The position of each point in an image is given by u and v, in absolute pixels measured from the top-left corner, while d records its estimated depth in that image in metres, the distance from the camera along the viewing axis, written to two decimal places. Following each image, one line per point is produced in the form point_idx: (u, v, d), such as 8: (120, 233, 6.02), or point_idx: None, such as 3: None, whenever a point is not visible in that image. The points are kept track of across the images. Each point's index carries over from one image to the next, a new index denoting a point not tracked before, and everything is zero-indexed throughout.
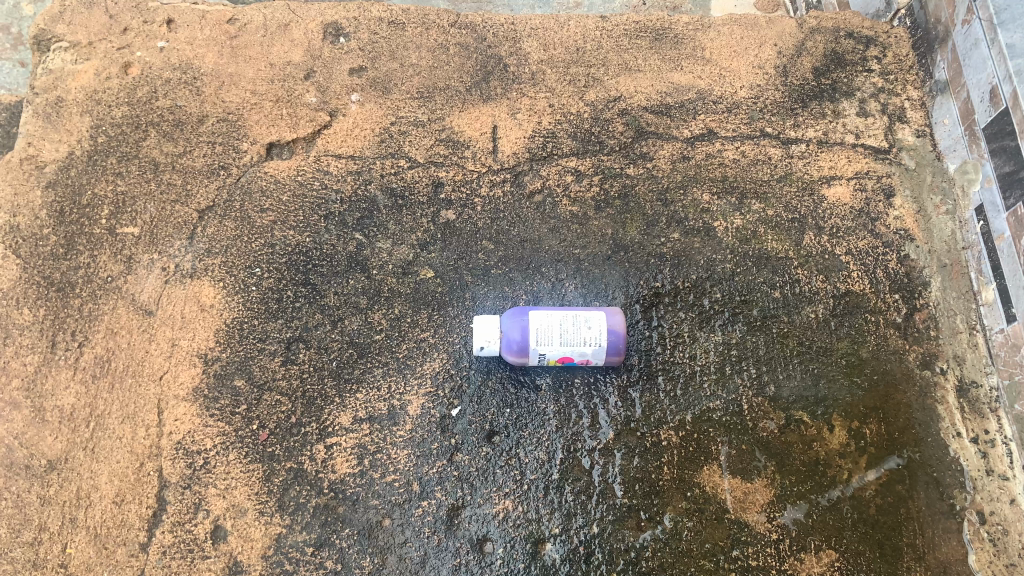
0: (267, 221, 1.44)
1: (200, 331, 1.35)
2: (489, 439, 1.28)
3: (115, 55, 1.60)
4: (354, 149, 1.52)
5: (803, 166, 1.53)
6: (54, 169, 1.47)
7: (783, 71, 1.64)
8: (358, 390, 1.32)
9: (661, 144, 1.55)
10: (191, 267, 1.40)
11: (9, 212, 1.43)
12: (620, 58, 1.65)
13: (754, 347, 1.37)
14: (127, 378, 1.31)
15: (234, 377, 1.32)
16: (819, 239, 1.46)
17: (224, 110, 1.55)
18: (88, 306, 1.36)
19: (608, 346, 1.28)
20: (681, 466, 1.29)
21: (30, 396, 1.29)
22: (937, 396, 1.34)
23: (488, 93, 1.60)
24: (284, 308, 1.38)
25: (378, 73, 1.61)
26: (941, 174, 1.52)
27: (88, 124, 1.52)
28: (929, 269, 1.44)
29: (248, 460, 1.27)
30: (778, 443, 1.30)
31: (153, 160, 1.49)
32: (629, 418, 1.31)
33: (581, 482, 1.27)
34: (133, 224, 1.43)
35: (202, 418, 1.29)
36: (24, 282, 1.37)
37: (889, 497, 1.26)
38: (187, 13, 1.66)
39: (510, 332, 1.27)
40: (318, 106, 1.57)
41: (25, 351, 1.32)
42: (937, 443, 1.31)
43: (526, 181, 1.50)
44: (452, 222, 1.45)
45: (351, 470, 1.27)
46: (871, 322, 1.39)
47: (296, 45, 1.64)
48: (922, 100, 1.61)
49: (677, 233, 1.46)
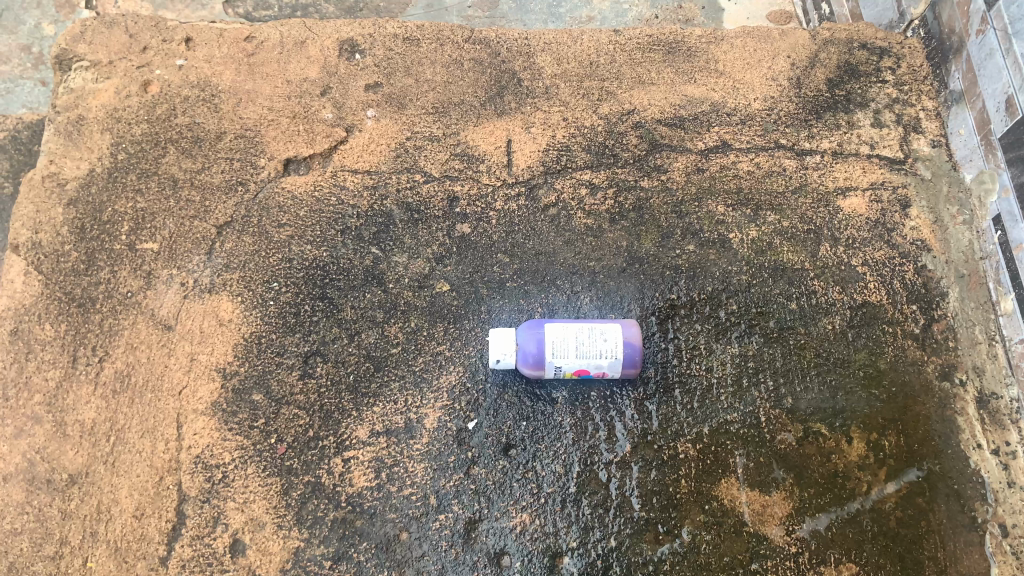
0: (285, 236, 1.46)
1: (219, 346, 1.36)
2: (506, 452, 1.28)
3: (135, 74, 1.62)
4: (369, 164, 1.54)
5: (818, 178, 1.53)
6: (75, 186, 1.50)
7: (796, 83, 1.65)
8: (375, 403, 1.32)
9: (675, 157, 1.55)
10: (210, 282, 1.41)
11: (31, 229, 1.45)
12: (633, 71, 1.66)
13: (771, 359, 1.36)
14: (147, 393, 1.32)
15: (252, 391, 1.33)
16: (834, 250, 1.46)
17: (242, 127, 1.57)
18: (108, 321, 1.38)
19: (624, 359, 1.28)
20: (699, 479, 1.28)
21: (51, 410, 1.31)
22: (957, 408, 1.33)
23: (502, 108, 1.61)
24: (302, 322, 1.39)
25: (393, 89, 1.63)
26: (957, 184, 1.52)
27: (108, 142, 1.54)
28: (946, 280, 1.43)
29: (267, 474, 1.28)
30: (797, 456, 1.29)
31: (172, 177, 1.51)
32: (646, 431, 1.31)
33: (598, 495, 1.27)
34: (152, 240, 1.45)
35: (221, 432, 1.30)
36: (46, 298, 1.39)
37: (909, 510, 1.25)
38: (205, 31, 1.69)
39: (526, 345, 1.27)
40: (334, 122, 1.58)
41: (47, 366, 1.34)
42: (957, 455, 1.29)
43: (541, 195, 1.51)
44: (467, 235, 1.46)
45: (368, 484, 1.27)
46: (889, 333, 1.38)
47: (313, 62, 1.66)
48: (937, 111, 1.61)
49: (692, 245, 1.46)
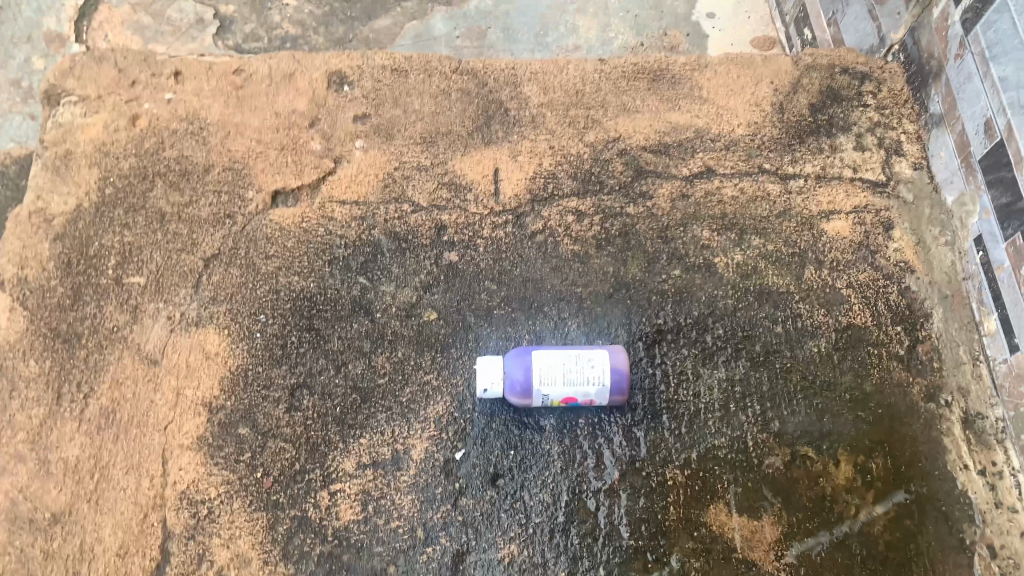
0: (272, 268, 1.46)
1: (205, 380, 1.36)
2: (493, 482, 1.28)
3: (123, 108, 1.64)
4: (358, 195, 1.54)
5: (802, 202, 1.54)
6: (62, 221, 1.50)
7: (779, 108, 1.67)
8: (362, 435, 1.32)
9: (661, 183, 1.57)
10: (197, 316, 1.42)
11: (17, 265, 1.45)
12: (619, 99, 1.68)
13: (757, 384, 1.36)
14: (133, 429, 1.32)
15: (239, 425, 1.33)
16: (819, 273, 1.46)
17: (230, 160, 1.58)
18: (94, 356, 1.38)
19: (611, 386, 1.28)
20: (687, 505, 1.28)
21: (36, 448, 1.30)
22: (943, 429, 1.33)
23: (489, 137, 1.63)
24: (289, 354, 1.38)
25: (381, 120, 1.64)
26: (939, 207, 1.53)
27: (96, 176, 1.55)
28: (931, 301, 1.44)
29: (253, 509, 1.27)
30: (785, 480, 1.29)
31: (159, 211, 1.52)
32: (634, 458, 1.31)
33: (587, 524, 1.26)
34: (139, 273, 1.45)
35: (207, 467, 1.30)
36: (31, 334, 1.39)
37: (898, 532, 1.25)
38: (194, 64, 1.71)
39: (513, 373, 1.28)
40: (322, 154, 1.60)
41: (31, 403, 1.34)
42: (945, 476, 1.29)
43: (528, 222, 1.52)
44: (454, 264, 1.47)
45: (355, 517, 1.26)
46: (875, 355, 1.39)
47: (301, 94, 1.68)
48: (918, 134, 1.63)
49: (678, 270, 1.46)
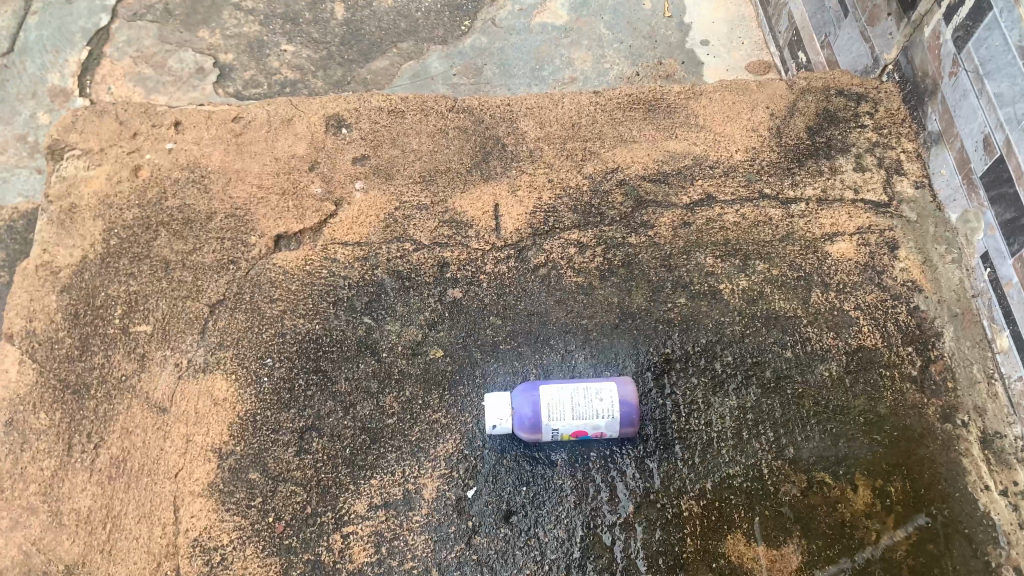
0: (277, 311, 1.46)
1: (214, 426, 1.35)
2: (507, 519, 1.26)
3: (126, 160, 1.66)
4: (360, 236, 1.55)
5: (804, 225, 1.54)
6: (69, 273, 1.51)
7: (777, 132, 1.68)
8: (373, 476, 1.31)
9: (661, 212, 1.57)
10: (203, 362, 1.41)
11: (25, 318, 1.46)
12: (615, 130, 1.70)
13: (769, 410, 1.35)
14: (144, 477, 1.31)
15: (248, 470, 1.32)
16: (826, 296, 1.46)
17: (232, 206, 1.59)
18: (102, 406, 1.37)
19: (621, 418, 1.27)
20: (704, 536, 1.26)
21: (47, 500, 1.30)
22: (961, 449, 1.31)
23: (488, 173, 1.64)
24: (296, 398, 1.38)
25: (380, 161, 1.66)
26: (943, 225, 1.53)
27: (101, 227, 1.56)
28: (940, 320, 1.43)
29: (266, 554, 1.26)
30: (802, 507, 1.27)
31: (163, 259, 1.52)
32: (648, 490, 1.29)
33: (604, 559, 1.25)
34: (145, 322, 1.45)
35: (218, 514, 1.28)
36: (40, 387, 1.39)
37: (921, 557, 1.23)
38: (194, 114, 1.73)
39: (521, 408, 1.27)
40: (323, 197, 1.60)
41: (42, 456, 1.33)
42: (966, 498, 1.27)
43: (531, 256, 1.52)
44: (459, 300, 1.47)
45: (368, 560, 1.25)
46: (886, 377, 1.37)
47: (300, 138, 1.69)
48: (918, 152, 1.63)
49: (684, 298, 1.46)
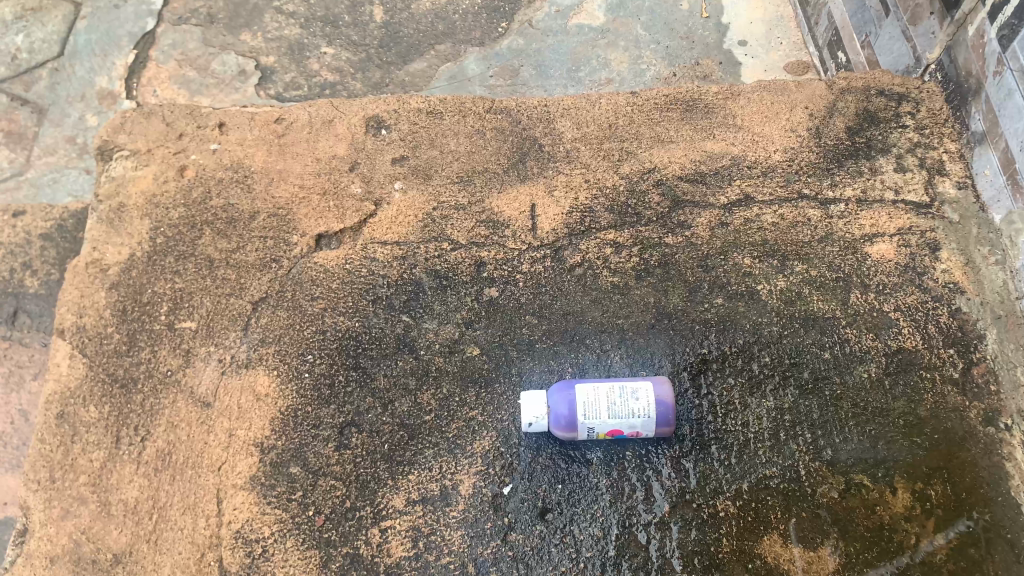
0: (318, 309, 1.49)
1: (256, 421, 1.38)
2: (543, 517, 1.28)
3: (172, 160, 1.70)
4: (398, 235, 1.57)
5: (843, 226, 1.53)
6: (117, 270, 1.56)
7: (816, 132, 1.66)
8: (410, 471, 1.33)
9: (698, 212, 1.57)
10: (246, 358, 1.45)
11: (76, 313, 1.51)
12: (652, 131, 1.70)
13: (807, 412, 1.34)
14: (188, 470, 1.35)
15: (290, 464, 1.35)
16: (865, 297, 1.44)
17: (275, 205, 1.63)
18: (149, 400, 1.41)
19: (657, 417, 1.27)
20: (740, 537, 1.26)
21: (96, 490, 1.34)
22: (1005, 453, 1.29)
23: (525, 174, 1.65)
24: (336, 393, 1.40)
25: (419, 161, 1.68)
26: (986, 226, 1.50)
27: (148, 226, 1.61)
28: (983, 322, 1.40)
29: (305, 547, 1.28)
30: (840, 509, 1.26)
31: (208, 257, 1.56)
32: (684, 490, 1.29)
33: (639, 558, 1.25)
34: (190, 318, 1.49)
35: (260, 507, 1.31)
36: (90, 380, 1.44)
37: (962, 561, 1.21)
38: (237, 116, 1.77)
39: (558, 407, 1.27)
40: (363, 196, 1.63)
41: (91, 448, 1.38)
42: (1009, 503, 1.25)
43: (567, 256, 1.53)
44: (495, 299, 1.48)
45: (406, 554, 1.27)
46: (927, 379, 1.36)
47: (341, 139, 1.73)
48: (961, 152, 1.61)
49: (721, 298, 1.46)
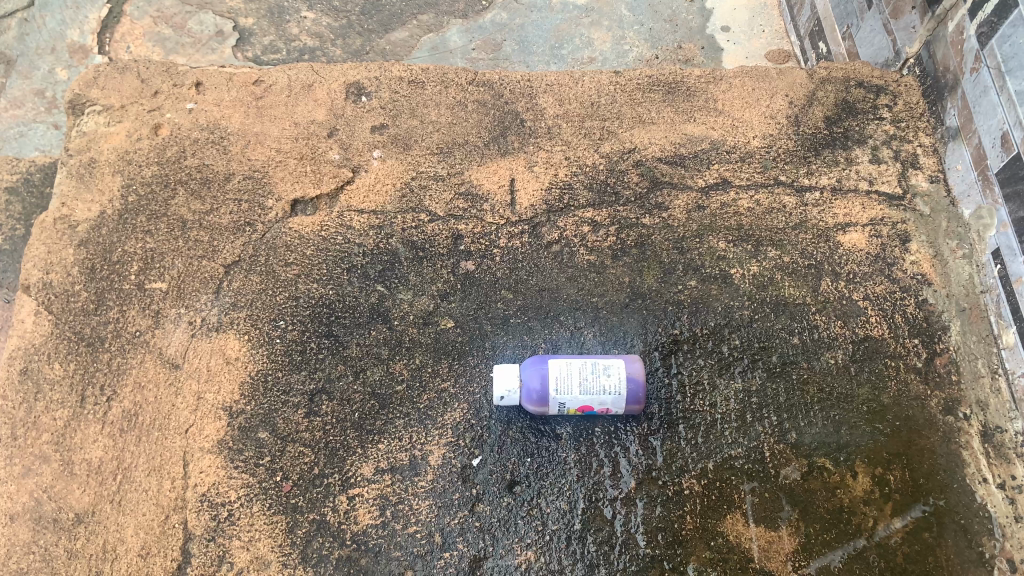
0: (291, 275, 1.48)
1: (225, 384, 1.37)
2: (511, 489, 1.28)
3: (146, 118, 1.67)
4: (376, 205, 1.56)
5: (818, 213, 1.55)
6: (86, 227, 1.53)
7: (794, 120, 1.68)
8: (380, 441, 1.33)
9: (675, 195, 1.58)
10: (217, 321, 1.43)
11: (42, 270, 1.48)
12: (634, 111, 1.70)
13: (774, 395, 1.36)
14: (155, 431, 1.34)
15: (258, 429, 1.34)
16: (836, 285, 1.47)
17: (250, 168, 1.60)
18: (116, 361, 1.39)
19: (628, 395, 1.28)
20: (703, 514, 1.28)
21: (60, 449, 1.32)
22: (962, 442, 1.32)
23: (506, 148, 1.64)
24: (307, 359, 1.39)
25: (399, 131, 1.66)
26: (956, 220, 1.53)
27: (120, 184, 1.58)
28: (948, 313, 1.44)
29: (271, 512, 1.28)
30: (802, 491, 1.29)
31: (180, 218, 1.54)
32: (650, 466, 1.31)
33: (604, 532, 1.27)
34: (161, 280, 1.47)
35: (227, 471, 1.31)
36: (55, 338, 1.41)
37: (916, 545, 1.24)
38: (215, 76, 1.75)
39: (530, 381, 1.28)
40: (341, 163, 1.62)
41: (56, 406, 1.36)
42: (964, 489, 1.29)
43: (544, 232, 1.53)
44: (471, 273, 1.48)
45: (373, 522, 1.27)
46: (891, 367, 1.39)
47: (320, 105, 1.71)
48: (935, 147, 1.63)
49: (694, 280, 1.47)
